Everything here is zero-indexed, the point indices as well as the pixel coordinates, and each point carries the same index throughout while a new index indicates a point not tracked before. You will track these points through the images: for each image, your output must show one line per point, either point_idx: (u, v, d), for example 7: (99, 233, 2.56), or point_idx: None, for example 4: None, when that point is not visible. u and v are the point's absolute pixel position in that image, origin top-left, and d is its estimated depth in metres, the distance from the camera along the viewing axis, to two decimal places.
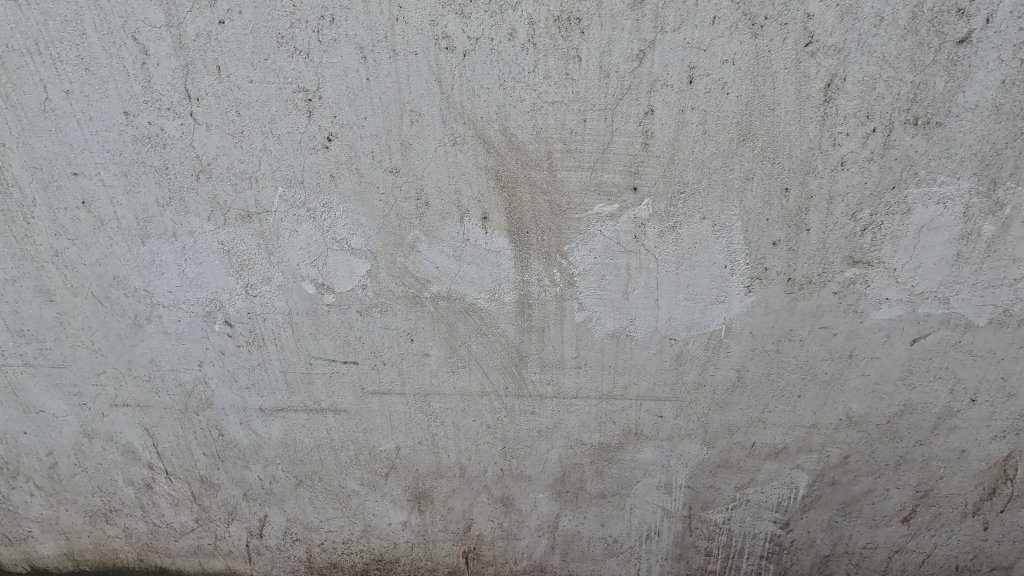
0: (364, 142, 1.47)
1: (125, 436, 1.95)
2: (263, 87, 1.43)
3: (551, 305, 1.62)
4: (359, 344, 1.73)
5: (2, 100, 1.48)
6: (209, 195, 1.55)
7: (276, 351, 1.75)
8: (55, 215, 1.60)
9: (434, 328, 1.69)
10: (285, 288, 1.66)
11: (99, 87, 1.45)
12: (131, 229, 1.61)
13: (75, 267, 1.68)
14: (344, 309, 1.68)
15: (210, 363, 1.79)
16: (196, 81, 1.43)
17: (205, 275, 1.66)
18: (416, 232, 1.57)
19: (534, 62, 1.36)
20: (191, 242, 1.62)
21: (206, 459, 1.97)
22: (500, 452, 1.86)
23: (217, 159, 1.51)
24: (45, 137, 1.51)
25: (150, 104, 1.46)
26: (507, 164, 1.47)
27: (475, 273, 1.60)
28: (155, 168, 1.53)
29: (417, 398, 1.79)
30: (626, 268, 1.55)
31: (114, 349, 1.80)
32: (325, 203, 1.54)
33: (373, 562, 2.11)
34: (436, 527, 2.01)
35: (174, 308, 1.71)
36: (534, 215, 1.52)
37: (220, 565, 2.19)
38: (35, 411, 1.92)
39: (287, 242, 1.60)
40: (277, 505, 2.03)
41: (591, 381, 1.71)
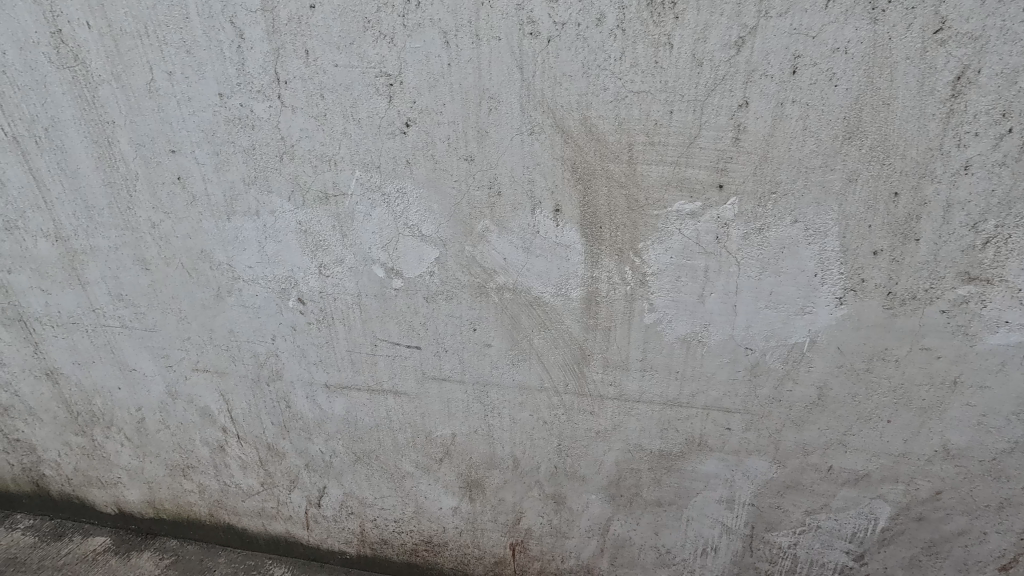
0: (441, 129, 1.46)
1: (204, 400, 2.08)
2: (347, 72, 1.44)
3: (619, 304, 1.56)
4: (423, 330, 1.74)
5: (113, 80, 1.59)
6: (291, 176, 1.60)
7: (343, 331, 1.80)
8: (155, 190, 1.72)
9: (497, 319, 1.67)
10: (356, 271, 1.69)
11: (198, 69, 1.52)
12: (219, 206, 1.70)
13: (168, 240, 1.79)
14: (411, 294, 1.69)
15: (282, 338, 1.87)
16: (286, 65, 1.47)
17: (283, 253, 1.72)
18: (487, 221, 1.55)
19: (622, 49, 1.29)
20: (272, 221, 1.68)
21: (274, 428, 2.07)
22: (555, 449, 1.83)
23: (300, 141, 1.55)
24: (148, 116, 1.61)
25: (243, 86, 1.52)
26: (585, 155, 1.42)
27: (543, 267, 1.56)
28: (243, 148, 1.59)
29: (475, 387, 1.80)
30: (703, 271, 1.47)
31: (198, 318, 1.91)
32: (399, 187, 1.55)
33: (422, 541, 2.17)
34: (485, 517, 2.03)
35: (253, 282, 1.79)
36: (609, 210, 1.46)
37: (280, 527, 2.33)
38: (129, 369, 2.09)
39: (361, 225, 1.63)
40: (335, 478, 2.12)
41: (656, 386, 1.64)
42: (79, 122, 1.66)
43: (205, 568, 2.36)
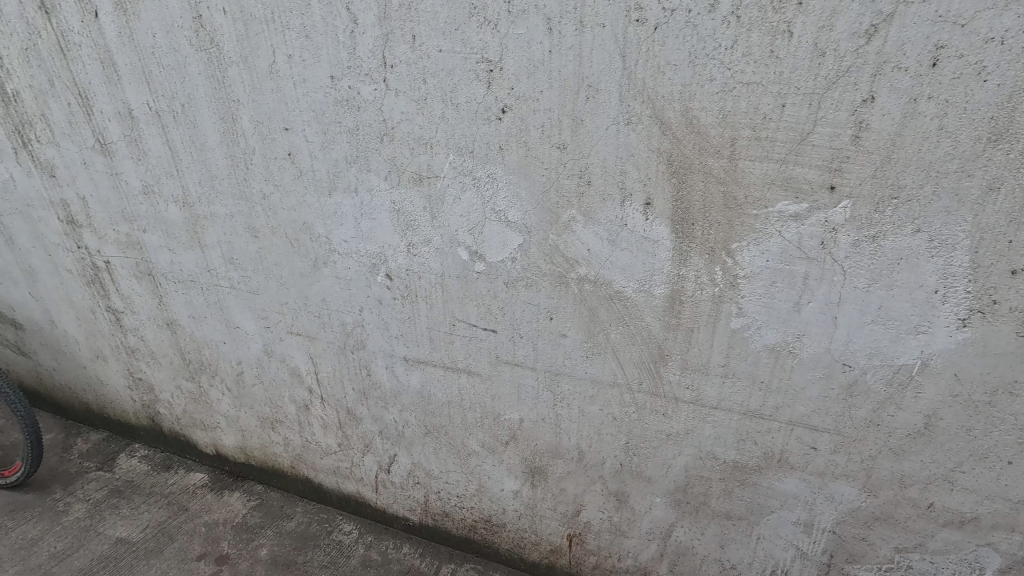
0: (537, 116, 1.46)
1: (295, 360, 2.26)
2: (450, 57, 1.47)
3: (705, 305, 1.50)
4: (500, 314, 1.78)
5: (240, 62, 1.73)
6: (389, 158, 1.68)
7: (425, 308, 1.88)
8: (269, 164, 1.87)
9: (575, 310, 1.66)
10: (442, 252, 1.76)
11: (314, 53, 1.62)
12: (323, 182, 1.81)
13: (276, 211, 1.95)
14: (492, 278, 1.73)
15: (369, 310, 1.98)
16: (394, 49, 1.52)
17: (376, 230, 1.82)
18: (574, 211, 1.54)
19: (734, 37, 1.22)
20: (369, 198, 1.78)
21: (355, 394, 2.21)
22: (621, 446, 1.81)
23: (400, 124, 1.62)
24: (268, 95, 1.74)
25: (352, 70, 1.60)
26: (682, 148, 1.36)
27: (627, 261, 1.54)
28: (348, 129, 1.69)
29: (547, 375, 1.81)
30: (802, 277, 1.37)
31: (296, 285, 2.07)
32: (490, 172, 1.58)
33: (481, 519, 2.25)
34: (545, 504, 2.06)
35: (347, 256, 1.91)
36: (703, 206, 1.40)
37: (352, 487, 2.50)
38: (234, 326, 2.31)
39: (450, 208, 1.68)
40: (406, 448, 2.24)
41: (737, 394, 1.57)
42: (210, 99, 1.84)
43: (285, 514, 2.60)
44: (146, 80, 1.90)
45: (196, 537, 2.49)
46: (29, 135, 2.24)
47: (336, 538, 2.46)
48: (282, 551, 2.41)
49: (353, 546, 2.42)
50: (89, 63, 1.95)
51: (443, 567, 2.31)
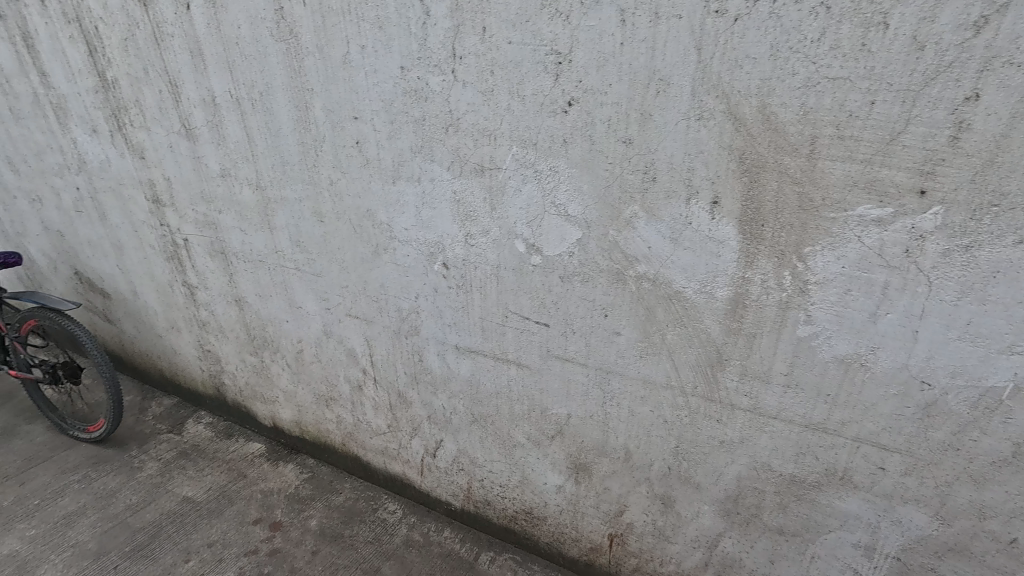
0: (603, 109, 1.44)
1: (352, 342, 2.35)
2: (519, 48, 1.47)
3: (770, 311, 1.44)
4: (554, 308, 1.77)
5: (316, 52, 1.79)
6: (453, 148, 1.71)
7: (479, 298, 1.91)
8: (337, 152, 1.94)
9: (631, 308, 1.64)
10: (499, 243, 1.77)
11: (386, 44, 1.66)
12: (387, 170, 1.86)
13: (341, 197, 2.02)
14: (548, 272, 1.73)
15: (425, 297, 2.03)
16: (463, 41, 1.54)
17: (436, 219, 1.86)
18: (636, 208, 1.51)
19: (822, 29, 1.16)
20: (431, 187, 1.81)
21: (406, 378, 2.28)
22: (670, 450, 1.77)
23: (466, 115, 1.64)
24: (340, 85, 1.80)
25: (422, 60, 1.62)
26: (757, 146, 1.31)
27: (689, 261, 1.49)
28: (415, 119, 1.72)
29: (597, 373, 1.79)
30: (880, 286, 1.29)
31: (356, 269, 2.15)
32: (552, 165, 1.57)
33: (522, 510, 2.27)
34: (588, 502, 2.06)
35: (406, 243, 1.96)
36: (775, 207, 1.34)
37: (399, 468, 2.58)
38: (296, 306, 2.42)
39: (510, 199, 1.68)
40: (453, 434, 2.29)
41: (799, 405, 1.50)
42: (286, 88, 1.92)
43: (334, 489, 2.72)
44: (230, 69, 2.00)
45: (253, 502, 2.65)
46: (124, 119, 2.42)
47: (381, 516, 2.56)
48: (330, 523, 2.53)
49: (397, 525, 2.52)
50: (180, 52, 2.08)
51: (482, 554, 2.36)
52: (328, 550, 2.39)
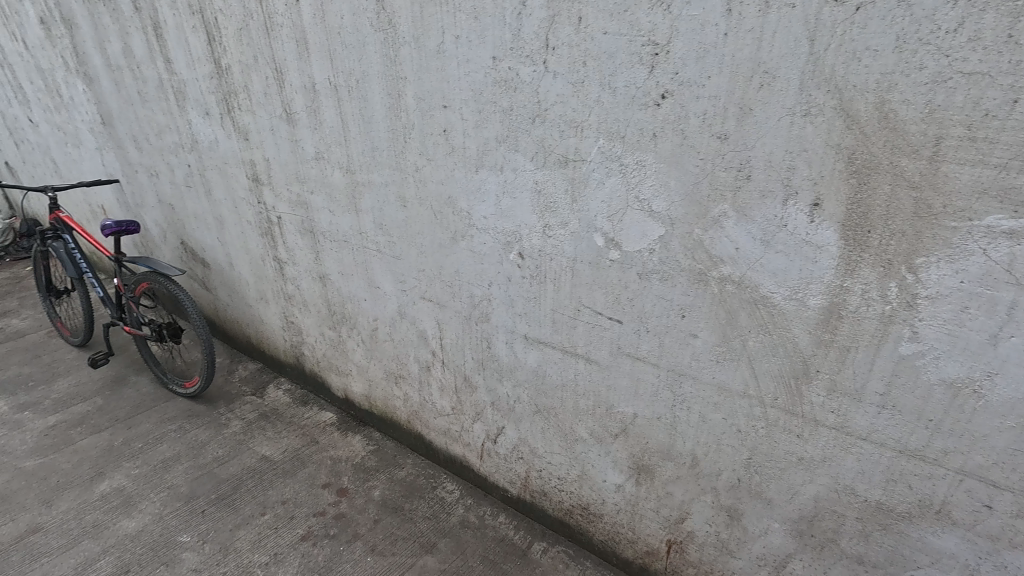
0: (699, 103, 1.39)
1: (424, 324, 2.44)
2: (614, 39, 1.45)
3: (869, 324, 1.34)
4: (628, 305, 1.74)
5: (412, 42, 1.86)
6: (538, 138, 1.71)
7: (552, 290, 1.91)
8: (425, 139, 2.00)
9: (712, 310, 1.58)
10: (577, 236, 1.76)
11: (480, 34, 1.68)
12: (471, 159, 1.90)
13: (425, 183, 2.09)
14: (625, 268, 1.70)
15: (498, 286, 2.06)
16: (558, 31, 1.53)
17: (515, 209, 1.87)
18: (726, 207, 1.45)
19: (961, 19, 1.05)
20: (513, 177, 1.83)
21: (473, 363, 2.34)
22: (742, 461, 1.70)
23: (554, 105, 1.63)
24: (432, 74, 1.86)
25: (514, 51, 1.64)
26: (870, 145, 1.21)
27: (781, 265, 1.42)
28: (503, 109, 1.74)
29: (669, 374, 1.75)
30: (1006, 306, 1.16)
31: (433, 254, 2.22)
32: (639, 159, 1.54)
33: (579, 505, 2.27)
34: (648, 504, 2.02)
35: (484, 232, 2.00)
36: (886, 213, 1.24)
37: (459, 449, 2.66)
38: (375, 286, 2.54)
39: (592, 192, 1.67)
40: (515, 422, 2.32)
41: (893, 428, 1.39)
42: (381, 77, 2.00)
43: (397, 463, 2.84)
44: (330, 57, 2.11)
45: (323, 467, 2.82)
46: (233, 104, 2.63)
47: (439, 495, 2.66)
48: (392, 496, 2.65)
49: (454, 505, 2.60)
50: (287, 41, 2.22)
51: (534, 544, 2.39)
52: (388, 521, 2.51)
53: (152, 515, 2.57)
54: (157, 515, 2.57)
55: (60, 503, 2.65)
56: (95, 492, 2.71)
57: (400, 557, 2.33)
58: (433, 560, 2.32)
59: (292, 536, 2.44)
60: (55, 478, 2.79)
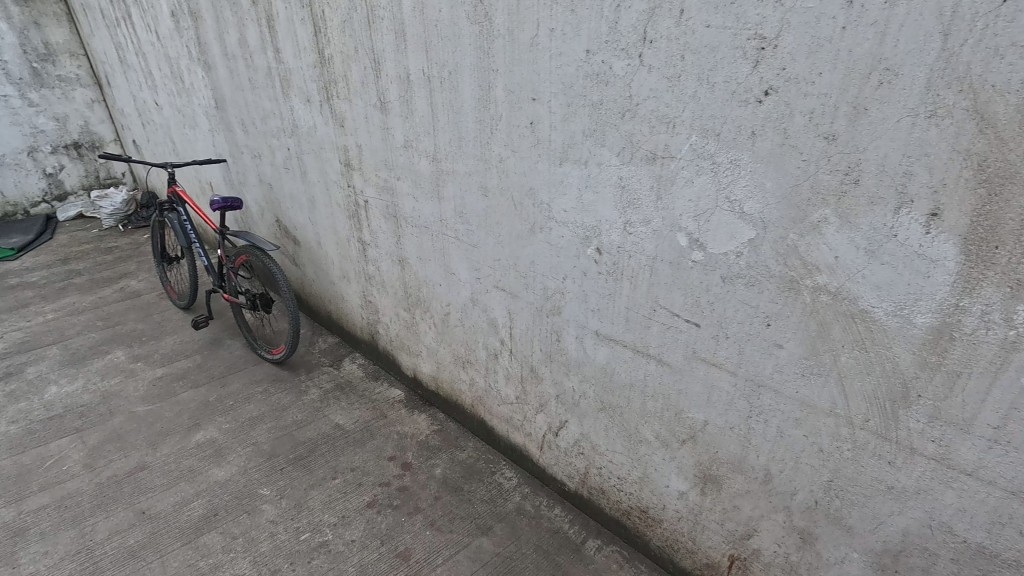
0: (806, 101, 1.31)
1: (495, 312, 2.49)
2: (717, 32, 1.40)
3: (987, 349, 1.22)
4: (708, 309, 1.69)
5: (506, 34, 1.88)
6: (626, 133, 1.69)
7: (628, 287, 1.89)
8: (511, 131, 2.03)
9: (801, 321, 1.50)
10: (659, 234, 1.73)
11: (576, 27, 1.68)
12: (556, 152, 1.91)
13: (508, 174, 2.12)
14: (709, 270, 1.65)
15: (572, 280, 2.07)
16: (657, 24, 1.50)
17: (597, 204, 1.86)
18: (827, 212, 1.36)
19: None
20: (596, 172, 1.82)
21: (541, 355, 2.36)
22: (822, 482, 1.61)
23: (646, 100, 1.60)
24: (524, 66, 1.88)
25: (609, 44, 1.62)
26: (1007, 151, 1.09)
27: (887, 278, 1.32)
28: (593, 103, 1.73)
29: (747, 384, 1.68)
30: None
31: (510, 244, 2.25)
32: (734, 158, 1.48)
33: (637, 508, 2.24)
34: (712, 516, 1.96)
35: (563, 225, 2.01)
36: (1020, 227, 1.11)
37: (520, 438, 2.70)
38: (451, 272, 2.63)
39: (679, 190, 1.62)
40: (578, 417, 2.33)
41: (1005, 465, 1.26)
42: (472, 69, 2.06)
43: (459, 445, 2.94)
44: (426, 49, 2.19)
45: (389, 440, 2.97)
46: (332, 92, 2.80)
47: (497, 480, 2.72)
48: (452, 476, 2.74)
49: (511, 492, 2.65)
50: (386, 33, 2.32)
51: (589, 540, 2.39)
52: (448, 499, 2.60)
53: (238, 466, 2.82)
54: (243, 467, 2.82)
55: (163, 447, 2.97)
56: (192, 440, 3.01)
57: (457, 535, 2.42)
58: (488, 542, 2.38)
59: (358, 502, 2.60)
60: (160, 425, 3.13)
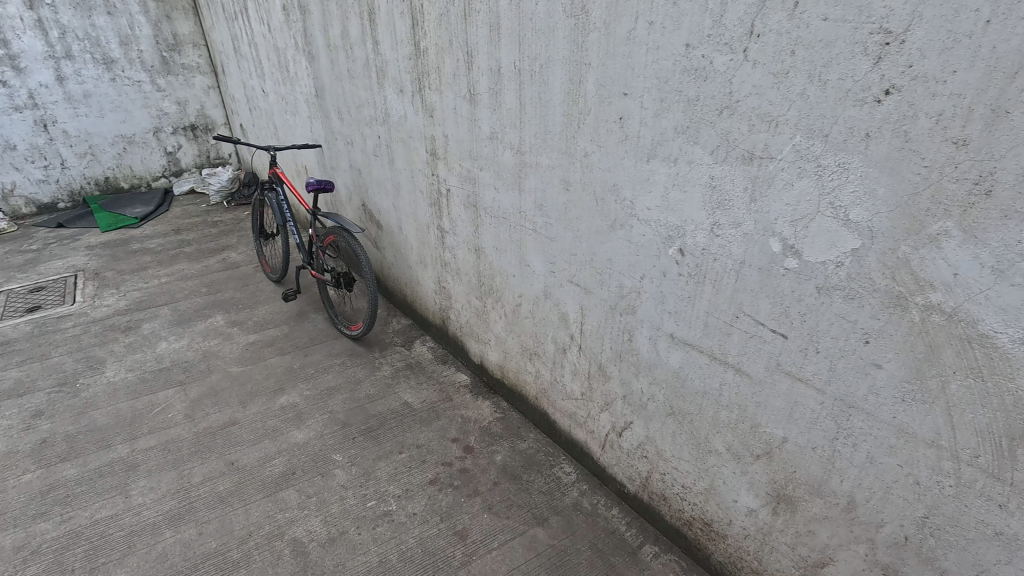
0: (935, 102, 1.20)
1: (567, 307, 2.49)
2: (835, 26, 1.31)
3: None
4: (797, 320, 1.60)
5: (602, 27, 1.87)
6: (722, 131, 1.62)
7: (709, 291, 1.83)
8: (599, 126, 2.02)
9: (907, 341, 1.38)
10: (750, 238, 1.65)
11: (677, 20, 1.63)
12: (644, 148, 1.87)
13: (591, 169, 2.11)
14: (802, 279, 1.56)
15: (650, 280, 2.03)
16: (767, 17, 1.42)
17: (683, 204, 1.81)
18: (949, 224, 1.24)
19: None
20: (685, 170, 1.77)
21: (611, 353, 2.34)
22: (914, 518, 1.48)
23: (747, 97, 1.53)
24: (618, 60, 1.86)
25: (712, 38, 1.56)
26: None
27: (1017, 301, 1.18)
28: (688, 99, 1.68)
29: (835, 403, 1.58)
30: None
31: (588, 239, 2.25)
32: (842, 161, 1.38)
33: (701, 519, 2.18)
34: (782, 537, 1.87)
35: (645, 223, 1.97)
36: None
37: (582, 434, 2.70)
38: (525, 264, 2.66)
39: (777, 193, 1.54)
40: (644, 420, 2.29)
41: None
42: (564, 62, 2.06)
43: (521, 435, 2.98)
44: (520, 42, 2.22)
45: (454, 423, 3.06)
46: (425, 83, 2.90)
47: (556, 474, 2.73)
48: (512, 464, 2.79)
49: (569, 487, 2.65)
50: (481, 26, 2.38)
51: (646, 546, 2.36)
52: (506, 486, 2.65)
53: (315, 431, 3.03)
54: (320, 432, 3.03)
55: (252, 406, 3.25)
56: (277, 402, 3.27)
57: (513, 522, 2.46)
58: (543, 533, 2.41)
59: (422, 478, 2.71)
60: (250, 386, 3.43)
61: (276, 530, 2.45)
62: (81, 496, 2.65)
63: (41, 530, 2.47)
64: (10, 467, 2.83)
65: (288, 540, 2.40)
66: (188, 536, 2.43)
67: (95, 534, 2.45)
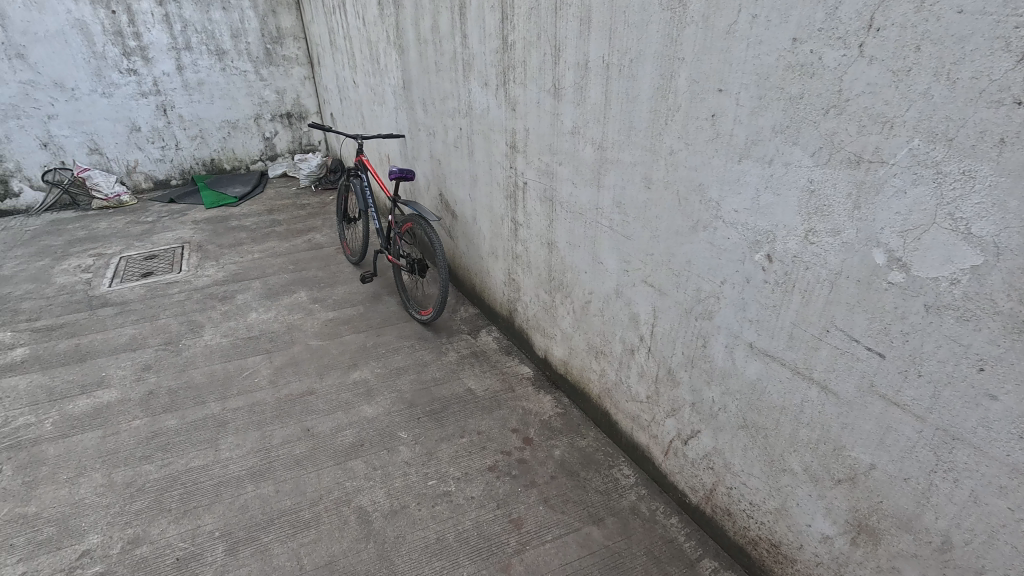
0: None
1: (639, 307, 2.45)
2: (972, 19, 1.18)
3: None
4: (898, 339, 1.48)
5: (700, 21, 1.81)
6: (827, 132, 1.52)
7: (798, 301, 1.73)
8: (688, 123, 1.95)
9: None
10: (849, 247, 1.54)
11: (784, 13, 1.55)
12: (737, 147, 1.80)
13: (677, 167, 2.05)
14: (907, 294, 1.43)
15: (731, 285, 1.95)
16: (889, 9, 1.31)
17: (776, 208, 1.72)
18: None
19: None
20: (781, 172, 1.68)
21: (682, 358, 2.28)
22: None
23: (860, 95, 1.42)
24: (714, 55, 1.79)
25: (823, 32, 1.46)
26: None
27: None
28: (790, 96, 1.59)
29: (935, 432, 1.45)
30: None
31: (667, 239, 2.19)
32: (968, 169, 1.26)
33: (768, 540, 2.08)
34: (859, 571, 1.75)
35: (731, 226, 1.90)
36: None
37: (644, 438, 2.65)
38: (598, 261, 2.64)
39: (886, 200, 1.42)
40: (713, 430, 2.21)
41: None
42: (656, 57, 2.01)
43: (581, 432, 2.97)
44: (610, 36, 2.19)
45: (515, 413, 3.11)
46: (509, 77, 2.94)
47: (615, 475, 2.70)
48: (570, 460, 2.79)
49: (628, 490, 2.62)
50: (572, 19, 2.37)
51: (705, 560, 2.28)
52: (564, 481, 2.66)
53: (383, 408, 3.19)
54: (387, 409, 3.18)
55: (328, 378, 3.46)
56: (350, 377, 3.46)
57: (569, 518, 2.47)
58: (598, 533, 2.39)
59: (481, 463, 2.77)
60: (327, 359, 3.65)
61: (344, 497, 2.60)
62: (179, 445, 2.95)
63: (146, 470, 2.78)
64: (124, 412, 3.21)
65: (354, 507, 2.55)
66: (266, 492, 2.64)
67: (189, 479, 2.72)
